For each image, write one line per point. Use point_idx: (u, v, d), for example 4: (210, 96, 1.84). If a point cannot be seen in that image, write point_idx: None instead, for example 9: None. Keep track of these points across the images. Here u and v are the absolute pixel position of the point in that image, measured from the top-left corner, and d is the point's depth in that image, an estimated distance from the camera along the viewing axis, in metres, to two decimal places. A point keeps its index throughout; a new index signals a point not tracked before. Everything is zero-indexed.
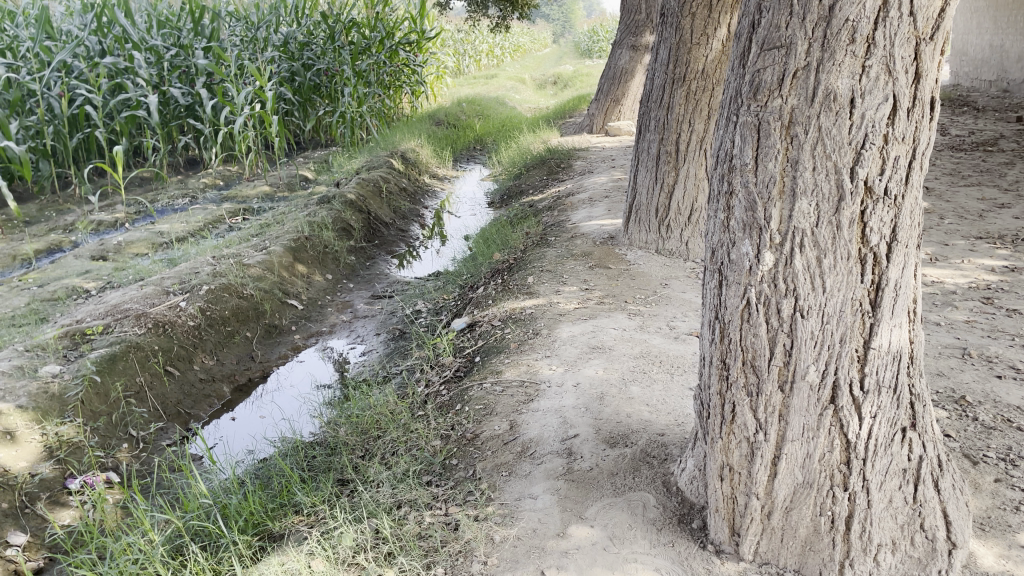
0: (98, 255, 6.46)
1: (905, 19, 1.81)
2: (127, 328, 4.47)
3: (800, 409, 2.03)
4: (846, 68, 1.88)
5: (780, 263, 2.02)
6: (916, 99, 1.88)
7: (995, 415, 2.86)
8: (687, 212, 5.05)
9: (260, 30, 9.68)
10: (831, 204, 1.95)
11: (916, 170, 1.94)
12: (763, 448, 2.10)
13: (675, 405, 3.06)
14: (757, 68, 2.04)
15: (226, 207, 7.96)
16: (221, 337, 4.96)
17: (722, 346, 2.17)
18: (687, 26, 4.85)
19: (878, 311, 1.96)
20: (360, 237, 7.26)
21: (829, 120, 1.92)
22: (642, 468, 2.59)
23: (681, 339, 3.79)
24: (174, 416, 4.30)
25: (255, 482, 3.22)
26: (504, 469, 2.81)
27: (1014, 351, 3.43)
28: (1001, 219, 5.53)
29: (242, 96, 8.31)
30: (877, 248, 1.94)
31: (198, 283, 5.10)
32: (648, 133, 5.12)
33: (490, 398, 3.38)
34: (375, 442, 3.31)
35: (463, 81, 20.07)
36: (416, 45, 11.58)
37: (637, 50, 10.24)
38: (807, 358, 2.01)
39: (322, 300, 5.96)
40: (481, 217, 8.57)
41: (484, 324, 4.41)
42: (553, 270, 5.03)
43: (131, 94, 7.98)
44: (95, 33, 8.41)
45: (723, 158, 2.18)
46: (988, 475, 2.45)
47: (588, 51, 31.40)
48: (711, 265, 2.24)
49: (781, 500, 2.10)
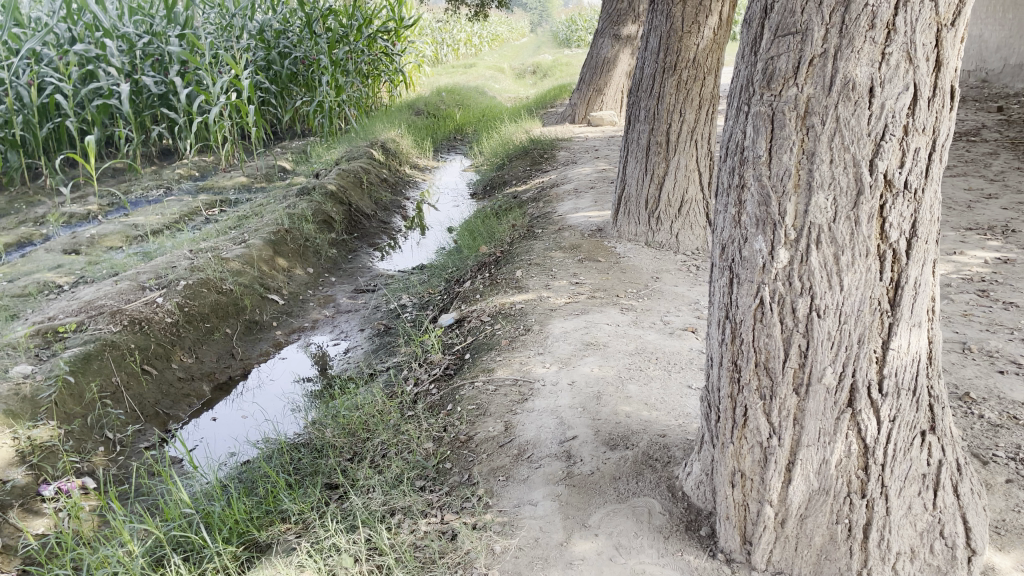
0: (71, 248, 6.27)
1: (926, 5, 1.72)
2: (102, 325, 4.31)
3: (817, 413, 1.95)
4: (865, 56, 1.78)
5: (794, 260, 1.93)
6: (937, 88, 1.80)
7: (1001, 412, 2.80)
8: (677, 205, 4.97)
9: (235, 18, 9.47)
10: (849, 198, 1.86)
11: (937, 162, 1.85)
12: (777, 453, 2.01)
13: (675, 404, 2.97)
14: (769, 56, 1.94)
15: (202, 198, 7.78)
16: (201, 334, 4.80)
17: (733, 347, 2.08)
18: (678, 13, 4.72)
19: (897, 310, 1.88)
20: (341, 230, 7.11)
21: (847, 109, 1.82)
22: (645, 472, 2.50)
23: (676, 335, 3.70)
24: (152, 417, 4.15)
25: (239, 486, 3.09)
26: (501, 473, 2.70)
27: (1014, 346, 3.39)
28: (989, 210, 5.50)
29: (217, 85, 8.12)
30: (896, 245, 1.86)
31: (175, 278, 4.93)
32: (638, 123, 5.01)
33: (483, 398, 3.27)
34: (364, 445, 3.19)
35: (442, 71, 19.90)
36: (394, 33, 11.41)
37: (619, 39, 10.13)
38: (824, 359, 1.92)
39: (303, 295, 5.81)
40: (463, 208, 8.45)
41: (473, 320, 4.30)
42: (542, 263, 4.92)
43: (103, 83, 7.78)
44: (65, 20, 8.18)
45: (733, 150, 2.09)
46: (1000, 475, 2.38)
47: (567, 40, 31.27)
48: (721, 262, 2.14)
49: (795, 508, 2.02)
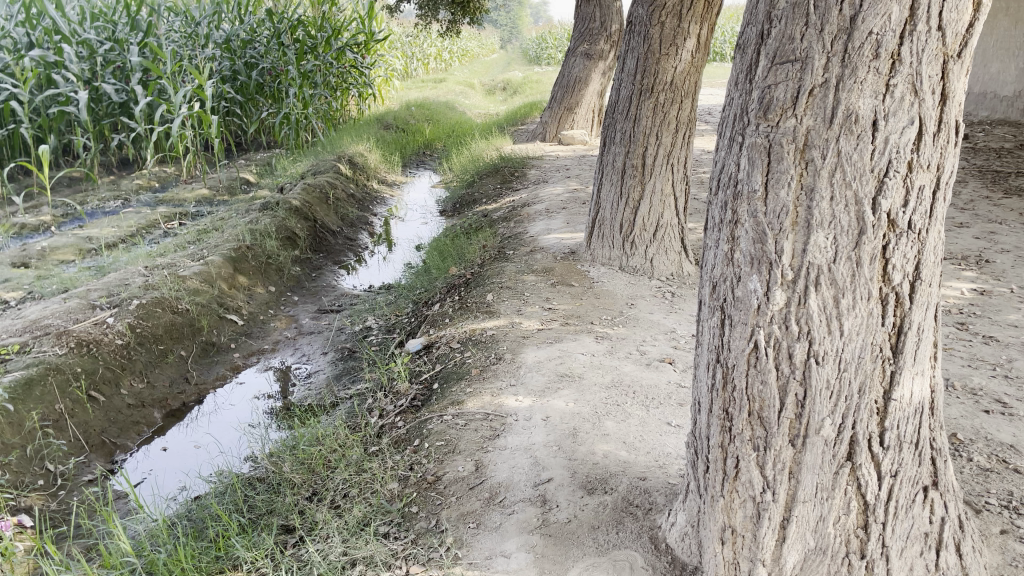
0: (20, 262, 6.01)
1: (933, 34, 1.61)
2: (46, 347, 4.05)
3: (814, 466, 1.82)
4: (869, 87, 1.66)
5: (792, 302, 1.80)
6: (942, 123, 1.69)
7: (990, 455, 2.71)
8: (652, 229, 4.87)
9: (200, 26, 9.27)
10: (851, 237, 1.73)
11: (939, 201, 1.75)
12: (770, 509, 1.89)
13: (654, 444, 2.83)
14: (767, 84, 1.81)
15: (160, 210, 7.54)
16: (154, 357, 4.55)
17: (724, 394, 1.95)
18: (656, 35, 4.59)
19: (899, 357, 1.77)
20: (306, 246, 6.90)
21: (850, 143, 1.70)
22: (625, 521, 2.35)
23: (653, 366, 3.57)
24: (98, 447, 3.89)
25: (186, 525, 2.87)
26: (471, 519, 2.53)
27: (998, 383, 3.32)
28: (962, 238, 5.49)
29: (179, 95, 7.91)
30: (900, 287, 1.74)
31: (128, 297, 4.69)
32: (613, 145, 4.88)
33: (452, 433, 3.09)
34: (325, 482, 2.98)
35: (410, 85, 19.74)
36: (364, 46, 11.26)
37: (591, 58, 10.11)
38: (822, 410, 1.80)
39: (264, 315, 5.58)
40: (431, 224, 8.32)
41: (442, 347, 4.12)
42: (513, 286, 4.78)
43: (61, 89, 7.56)
44: (23, 24, 7.97)
45: (725, 183, 1.96)
46: (994, 525, 2.28)
47: (537, 58, 31.37)
48: (711, 301, 2.01)
49: (790, 568, 1.91)
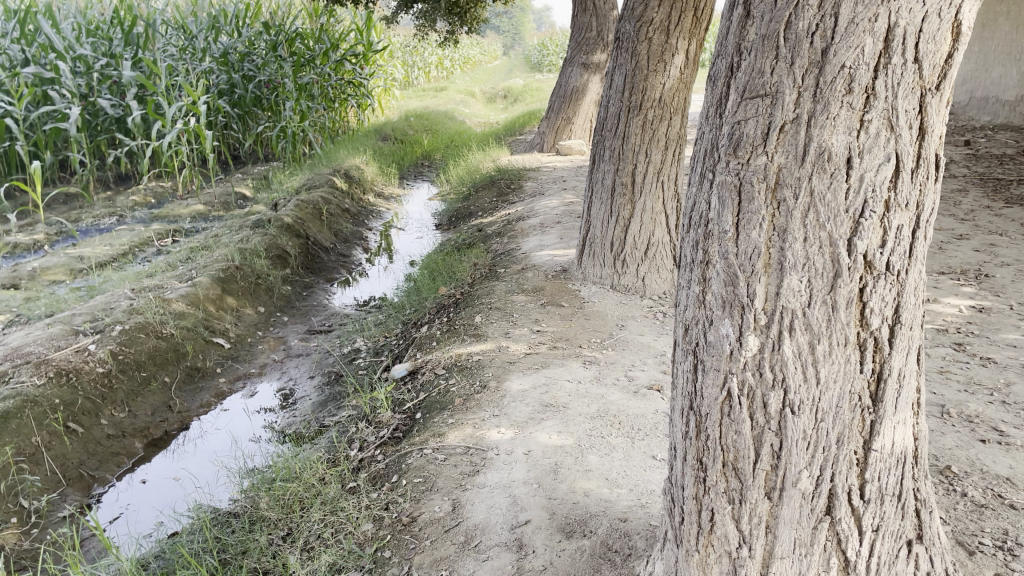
0: (10, 283, 5.96)
1: (909, 67, 1.53)
2: (24, 378, 3.99)
3: (791, 521, 1.75)
4: (842, 123, 1.57)
5: (765, 348, 1.71)
6: (920, 159, 1.61)
7: (985, 490, 2.61)
8: (643, 247, 4.77)
9: (197, 40, 9.23)
10: (825, 280, 1.64)
11: (919, 240, 1.66)
12: (747, 565, 1.82)
13: (637, 480, 2.74)
14: (737, 119, 1.73)
15: (155, 227, 7.48)
16: (136, 385, 4.48)
17: (697, 443, 1.87)
18: (644, 51, 4.52)
19: (880, 406, 1.69)
20: (298, 264, 6.83)
21: (822, 182, 1.61)
22: (602, 569, 2.27)
23: (641, 394, 3.48)
24: (76, 481, 3.82)
25: (156, 568, 2.79)
26: (444, 566, 2.45)
27: (995, 409, 3.21)
28: (961, 251, 5.38)
29: (173, 110, 7.86)
30: (879, 332, 1.66)
31: (111, 323, 4.63)
32: (602, 163, 4.80)
33: (431, 469, 3.01)
34: (299, 521, 2.90)
35: (411, 94, 19.67)
36: (361, 58, 11.23)
37: (588, 68, 10.05)
38: (799, 462, 1.71)
39: (252, 337, 5.50)
40: (427, 238, 8.25)
41: (427, 373, 4.04)
42: (502, 307, 4.69)
43: (55, 106, 7.51)
44: (18, 41, 7.92)
45: (696, 221, 1.87)
46: (988, 568, 2.18)
47: (538, 65, 31.30)
48: (684, 344, 1.92)
49: None
